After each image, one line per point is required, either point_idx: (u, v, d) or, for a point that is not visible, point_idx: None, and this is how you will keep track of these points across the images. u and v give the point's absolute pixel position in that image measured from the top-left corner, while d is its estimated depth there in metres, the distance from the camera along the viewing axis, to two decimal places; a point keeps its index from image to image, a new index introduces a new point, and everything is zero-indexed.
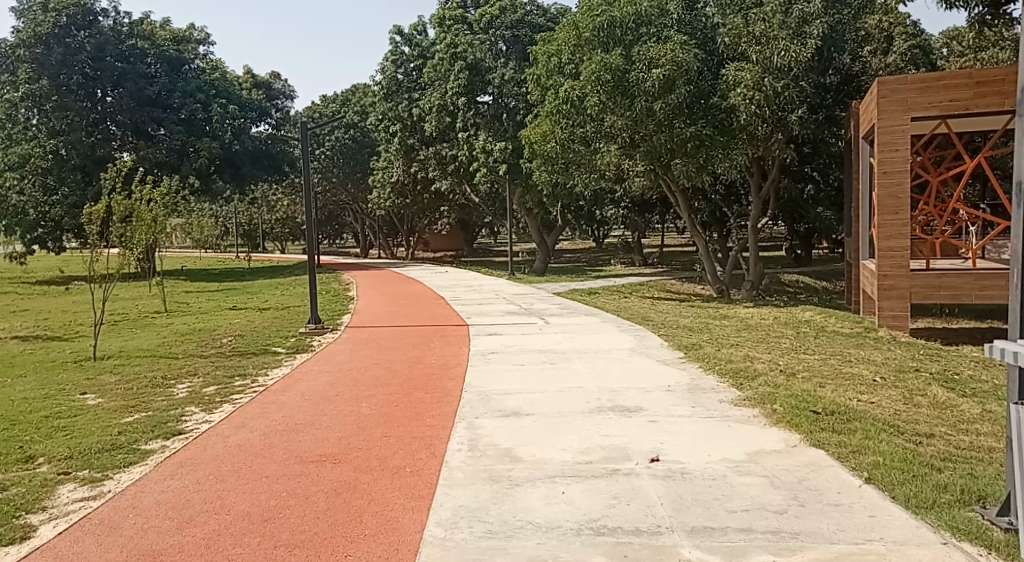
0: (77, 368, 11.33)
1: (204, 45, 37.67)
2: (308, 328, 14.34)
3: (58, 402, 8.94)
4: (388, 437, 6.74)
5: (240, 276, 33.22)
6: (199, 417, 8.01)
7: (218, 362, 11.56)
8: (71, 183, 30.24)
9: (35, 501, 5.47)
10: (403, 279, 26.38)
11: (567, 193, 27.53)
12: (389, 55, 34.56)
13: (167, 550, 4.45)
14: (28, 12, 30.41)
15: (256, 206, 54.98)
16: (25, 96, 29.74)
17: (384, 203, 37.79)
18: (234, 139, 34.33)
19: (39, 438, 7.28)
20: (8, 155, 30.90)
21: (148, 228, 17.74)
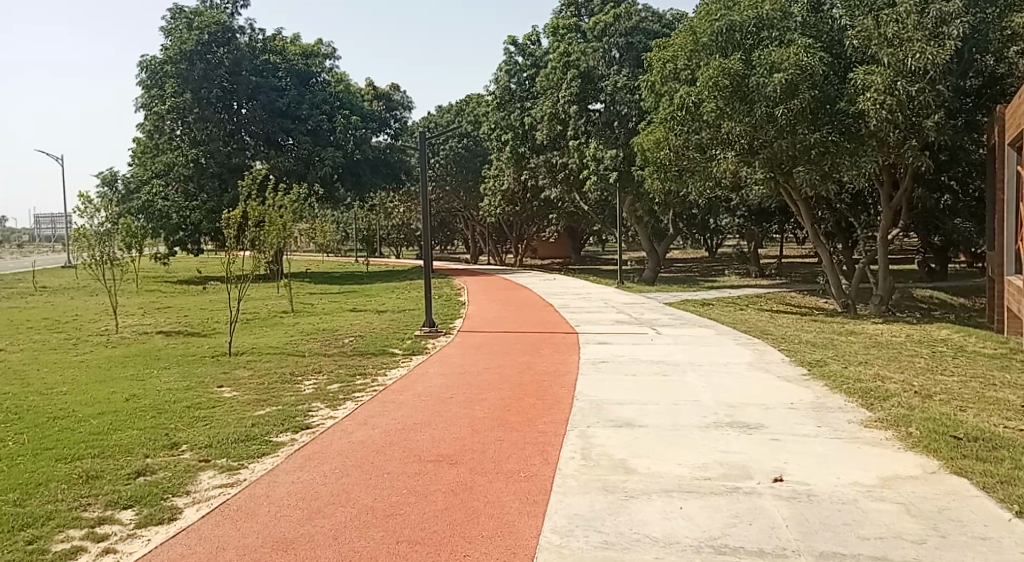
0: (214, 362, 12.13)
1: (331, 59, 39.37)
2: (423, 331, 14.73)
3: (199, 394, 9.58)
4: (501, 441, 6.83)
5: (359, 279, 34.57)
6: (324, 412, 8.40)
7: (341, 361, 12.08)
8: (210, 190, 32.56)
9: (179, 485, 5.91)
10: (512, 286, 26.66)
11: (680, 201, 27.04)
12: (503, 64, 35.01)
13: (298, 539, 4.69)
14: (176, 31, 32.76)
15: (373, 213, 57.02)
16: (172, 109, 32.30)
17: (494, 211, 38.33)
18: (355, 150, 35.98)
19: (182, 427, 7.83)
20: (156, 163, 33.33)
21: (278, 232, 18.75)
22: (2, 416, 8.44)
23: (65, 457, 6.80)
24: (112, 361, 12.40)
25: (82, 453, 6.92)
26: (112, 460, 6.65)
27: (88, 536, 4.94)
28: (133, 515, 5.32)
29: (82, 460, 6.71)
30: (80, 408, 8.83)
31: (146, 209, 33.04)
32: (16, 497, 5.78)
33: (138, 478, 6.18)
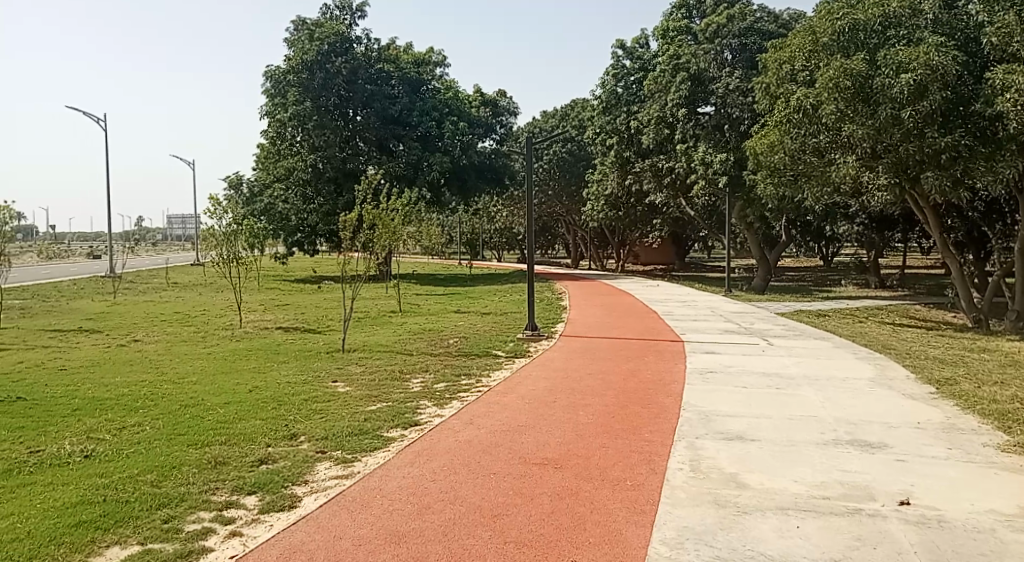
0: (329, 358, 12.66)
1: (441, 67, 40.23)
2: (525, 334, 14.82)
3: (315, 387, 10.04)
4: (606, 448, 6.76)
5: (463, 282, 35.24)
6: (432, 410, 8.60)
7: (446, 360, 12.34)
8: (325, 194, 34.22)
9: (299, 475, 6.26)
10: (615, 292, 26.44)
11: (794, 207, 26.01)
12: (610, 68, 34.76)
13: (410, 532, 4.84)
14: (298, 42, 34.31)
15: (477, 217, 57.82)
16: (293, 116, 33.15)
17: (596, 215, 38.14)
18: (462, 154, 36.58)
19: (300, 418, 8.22)
20: (278, 168, 35.20)
21: (390, 234, 19.36)
22: (140, 402, 9.11)
23: (196, 442, 7.27)
24: (236, 355, 13.14)
25: (210, 439, 7.38)
26: (237, 447, 7.07)
27: (216, 518, 5.36)
28: (257, 501, 5.72)
29: (211, 446, 7.16)
30: (208, 396, 9.41)
31: (267, 211, 35.29)
32: (154, 477, 6.25)
33: (261, 466, 6.57)
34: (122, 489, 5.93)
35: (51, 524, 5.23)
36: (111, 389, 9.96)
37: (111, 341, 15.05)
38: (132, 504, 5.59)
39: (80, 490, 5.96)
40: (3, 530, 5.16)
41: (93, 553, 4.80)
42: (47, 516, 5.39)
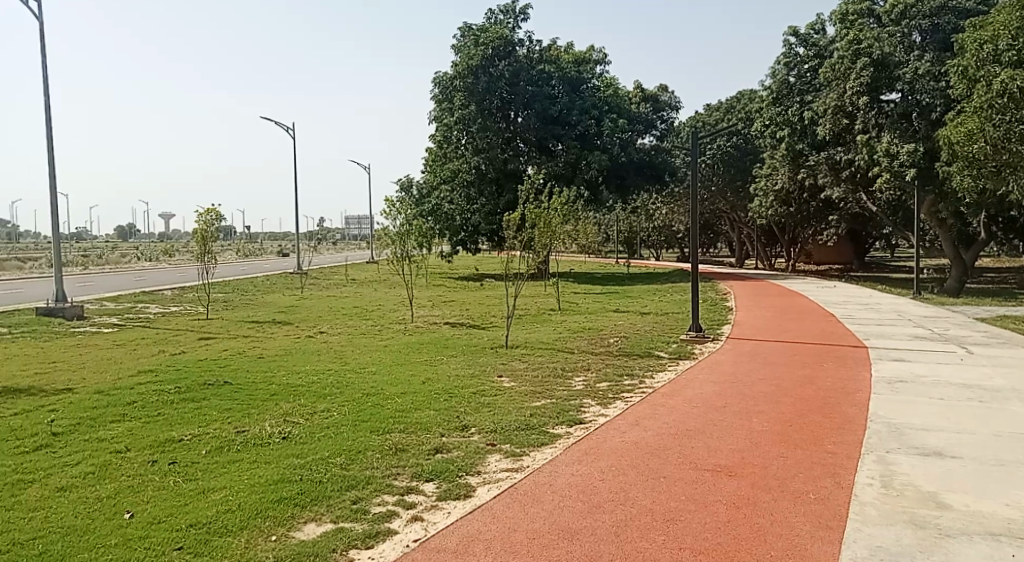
0: (494, 353, 12.99)
1: (602, 65, 40.00)
2: (689, 336, 14.42)
3: (482, 381, 10.34)
4: (783, 458, 6.42)
5: (622, 280, 34.94)
6: (597, 409, 8.57)
7: (609, 360, 12.27)
8: (487, 194, 35.14)
9: (472, 466, 6.52)
10: (785, 293, 25.14)
11: (995, 200, 23.54)
12: (781, 57, 33.15)
13: (582, 530, 4.87)
14: (464, 48, 35.50)
15: (636, 215, 57.08)
16: (459, 120, 34.88)
17: (764, 212, 36.48)
18: (621, 152, 36.19)
19: (470, 410, 8.50)
20: (443, 170, 36.49)
21: (550, 232, 19.52)
22: (326, 389, 9.79)
23: (377, 429, 7.71)
24: (408, 347, 13.82)
25: (389, 426, 7.80)
26: (414, 435, 7.43)
27: (399, 502, 5.73)
28: (435, 488, 6.05)
29: (391, 433, 7.57)
30: (385, 386, 9.94)
31: (434, 212, 36.63)
32: (342, 460, 6.70)
33: (437, 454, 6.87)
34: (315, 470, 6.43)
35: (256, 499, 5.78)
36: (301, 377, 10.79)
37: (300, 332, 16.33)
38: (324, 484, 6.06)
39: (280, 468, 6.52)
40: (218, 500, 5.77)
41: (294, 528, 5.30)
42: (253, 491, 5.95)
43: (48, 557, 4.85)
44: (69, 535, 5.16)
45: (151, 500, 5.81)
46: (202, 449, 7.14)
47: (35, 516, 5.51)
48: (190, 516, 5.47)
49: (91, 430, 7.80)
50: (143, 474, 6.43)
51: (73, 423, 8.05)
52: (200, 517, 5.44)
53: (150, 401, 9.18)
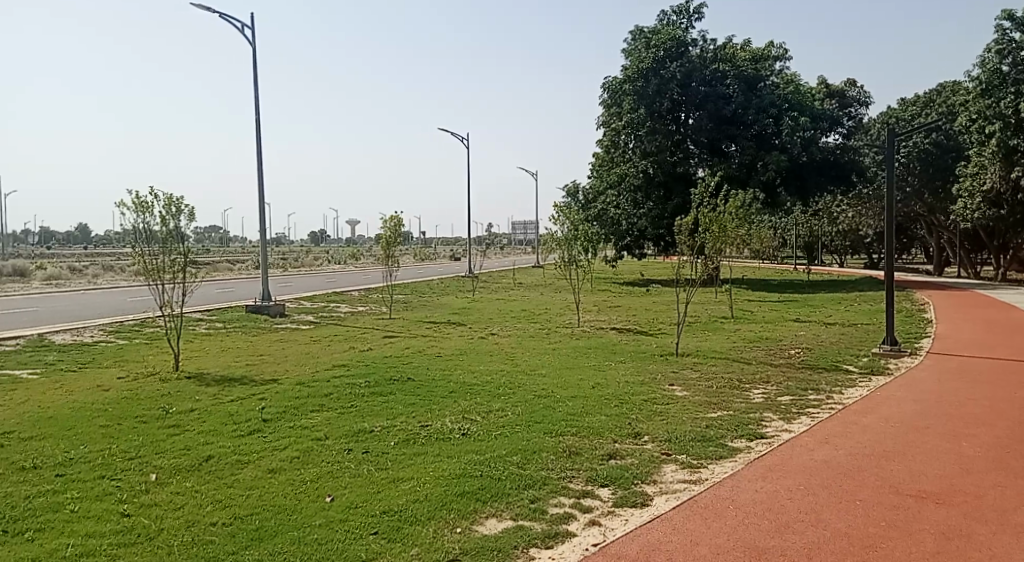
0: (665, 361, 12.74)
1: (782, 60, 38.05)
2: (881, 349, 13.39)
3: (654, 389, 10.15)
4: (1000, 488, 5.79)
5: (801, 288, 33.04)
6: (778, 424, 8.15)
7: (790, 372, 11.64)
8: (655, 198, 34.53)
9: (648, 474, 6.44)
10: (993, 305, 22.64)
11: None
12: (992, 45, 29.93)
13: (770, 550, 4.69)
14: (635, 51, 35.24)
15: (818, 219, 53.69)
16: (628, 124, 34.57)
17: (968, 214, 33.09)
18: (802, 152, 34.17)
19: (643, 418, 8.38)
20: (611, 174, 36.31)
21: (725, 238, 18.86)
22: (500, 389, 10.05)
23: (550, 431, 7.80)
24: (578, 351, 13.91)
25: (563, 429, 7.87)
26: (588, 440, 7.45)
27: (575, 505, 5.77)
28: (611, 494, 6.03)
29: (565, 436, 7.64)
30: (557, 390, 10.04)
31: (600, 216, 36.63)
32: (519, 459, 6.85)
33: (610, 460, 6.84)
34: (494, 467, 6.62)
35: (440, 491, 6.04)
36: (477, 376, 11.16)
37: (474, 333, 16.92)
38: (504, 482, 6.23)
39: (461, 463, 6.78)
40: (406, 490, 6.09)
41: (476, 523, 5.49)
42: (437, 483, 6.23)
43: (264, 531, 5.35)
44: (279, 513, 5.66)
45: (348, 486, 6.25)
46: (391, 440, 7.59)
47: (251, 493, 6.10)
48: (382, 503, 5.82)
49: (293, 418, 8.51)
50: (340, 461, 6.93)
51: (278, 411, 8.83)
52: (391, 505, 5.77)
53: (343, 393, 9.89)
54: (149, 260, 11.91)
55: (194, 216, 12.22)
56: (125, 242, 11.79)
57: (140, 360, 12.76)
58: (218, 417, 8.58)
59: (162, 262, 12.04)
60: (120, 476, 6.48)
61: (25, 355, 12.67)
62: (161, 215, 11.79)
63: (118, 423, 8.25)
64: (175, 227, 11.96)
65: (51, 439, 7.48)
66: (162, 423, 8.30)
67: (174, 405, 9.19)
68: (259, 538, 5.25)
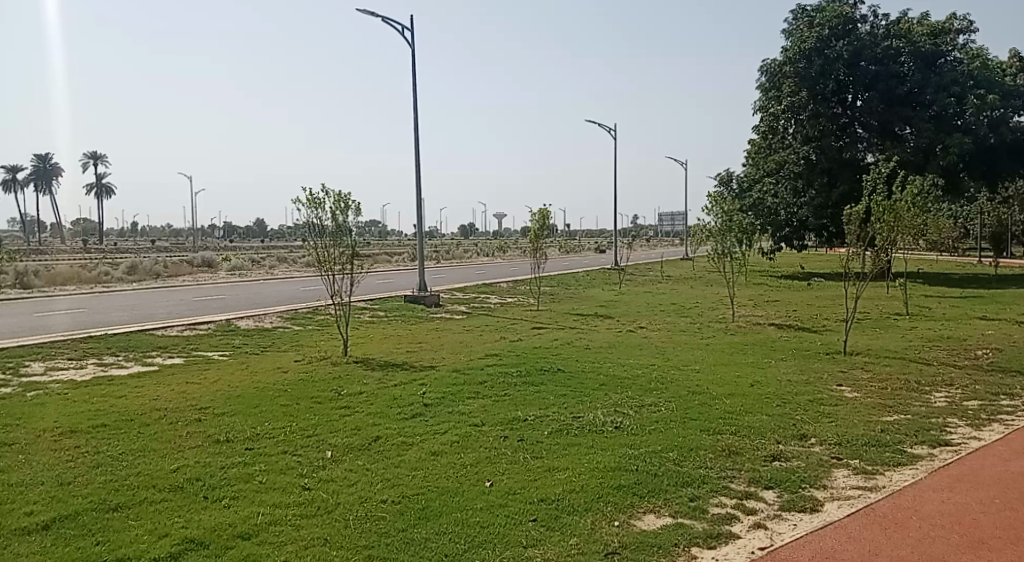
0: (831, 360, 12.02)
1: (965, 34, 34.63)
2: None
3: (820, 389, 9.61)
4: None
5: (987, 283, 30.01)
6: (966, 431, 7.46)
7: (977, 376, 10.61)
8: (818, 186, 32.57)
9: (816, 478, 6.11)
10: None
11: None
12: None
13: None
14: (797, 31, 33.49)
15: (1005, 206, 48.37)
16: (788, 108, 32.92)
17: None
18: (990, 133, 30.96)
19: (808, 419, 7.96)
20: (769, 162, 34.68)
21: (899, 227, 17.49)
22: (654, 384, 9.88)
23: (708, 429, 7.58)
24: (733, 348, 13.39)
25: (721, 428, 7.62)
26: (749, 440, 7.17)
27: (738, 506, 5.58)
28: (776, 497, 5.77)
29: (723, 434, 7.39)
30: (713, 386, 9.74)
31: (757, 205, 35.11)
32: (676, 456, 6.71)
33: (774, 462, 6.55)
34: (651, 462, 6.52)
35: (597, 484, 6.03)
36: (629, 370, 11.02)
37: (623, 326, 16.74)
38: (662, 478, 6.12)
39: (616, 456, 6.73)
40: (563, 481, 6.12)
41: (634, 518, 5.43)
42: (594, 476, 6.21)
43: (429, 512, 5.56)
44: (442, 495, 5.87)
45: (506, 472, 6.38)
46: (545, 430, 7.66)
47: (416, 475, 6.36)
48: (541, 492, 5.89)
49: (452, 404, 8.80)
50: (497, 448, 7.07)
51: (438, 397, 9.17)
52: (549, 494, 5.83)
53: (498, 382, 10.11)
54: (322, 252, 12.74)
55: (361, 211, 12.90)
56: (300, 235, 12.66)
57: (313, 345, 13.69)
58: (384, 400, 9.03)
59: (333, 254, 12.83)
60: (300, 452, 6.97)
61: (215, 338, 13.92)
62: (331, 211, 12.55)
63: (296, 403, 8.88)
64: (344, 222, 12.68)
65: (240, 416, 8.17)
66: (333, 404, 8.84)
67: (344, 388, 9.77)
68: (424, 518, 5.46)
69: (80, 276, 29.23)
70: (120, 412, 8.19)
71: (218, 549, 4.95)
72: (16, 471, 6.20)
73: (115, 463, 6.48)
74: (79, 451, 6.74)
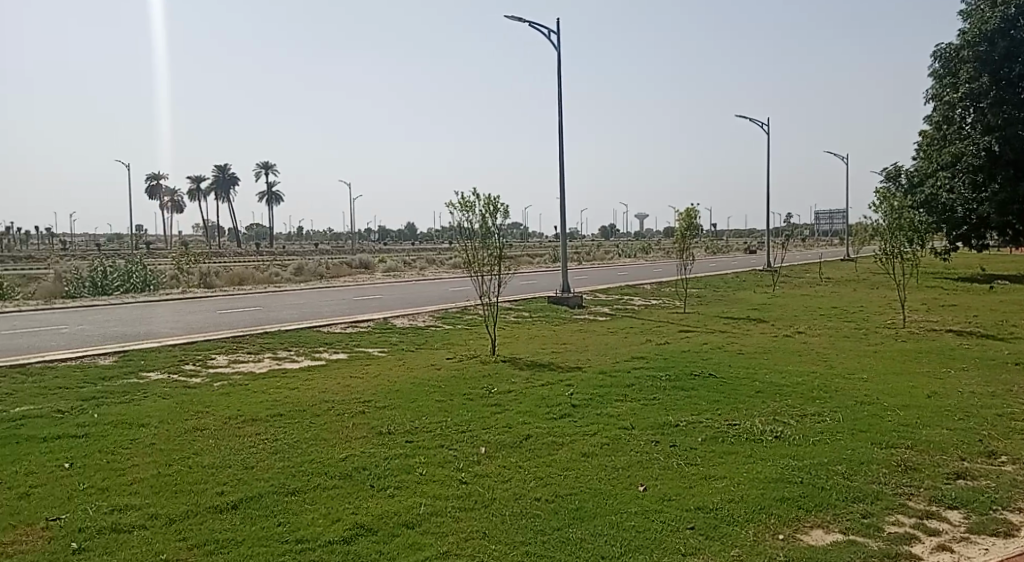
0: (1021, 371, 10.88)
1: None
2: None
3: (1009, 403, 8.74)
4: None
5: None
6: None
7: None
8: (1002, 179, 29.52)
9: (1010, 501, 5.58)
10: None
11: None
12: None
13: None
14: (977, 12, 30.79)
15: None
16: (966, 95, 30.27)
17: None
18: None
19: (997, 435, 7.26)
20: (943, 154, 31.88)
21: None
22: (815, 392, 9.37)
23: (879, 441, 7.09)
24: (901, 355, 12.43)
25: (895, 441, 7.11)
26: (927, 455, 6.64)
27: (918, 526, 5.18)
28: (962, 518, 5.32)
29: (897, 448, 6.88)
30: (883, 396, 9.10)
31: (929, 202, 32.30)
32: (844, 469, 6.32)
33: (958, 481, 6.03)
34: (816, 475, 6.18)
35: (758, 494, 5.79)
36: (787, 377, 10.51)
37: (778, 330, 16.00)
38: (829, 492, 5.79)
39: (777, 467, 6.44)
40: (721, 489, 5.93)
41: (800, 531, 5.17)
42: (755, 485, 5.98)
43: (584, 513, 5.55)
44: (597, 497, 5.85)
45: (661, 478, 6.26)
46: (699, 436, 7.45)
47: (568, 475, 6.37)
48: (698, 499, 5.74)
49: (600, 406, 8.75)
50: (650, 452, 6.96)
51: (586, 398, 9.15)
52: (707, 502, 5.66)
53: (647, 385, 9.97)
54: (472, 254, 13.09)
55: (509, 214, 13.13)
56: (451, 238, 13.07)
57: (463, 344, 14.08)
58: (533, 399, 9.14)
59: (483, 256, 13.13)
60: (456, 447, 7.18)
61: (373, 336, 14.66)
62: (481, 214, 12.86)
63: (450, 399, 9.17)
64: (492, 224, 12.94)
65: (398, 410, 8.53)
66: (485, 401, 9.06)
67: (495, 386, 9.98)
68: (579, 518, 5.47)
69: (253, 276, 31.68)
70: (292, 403, 8.79)
71: (386, 536, 5.18)
72: (207, 453, 6.79)
73: (290, 450, 6.95)
74: (258, 439, 7.30)
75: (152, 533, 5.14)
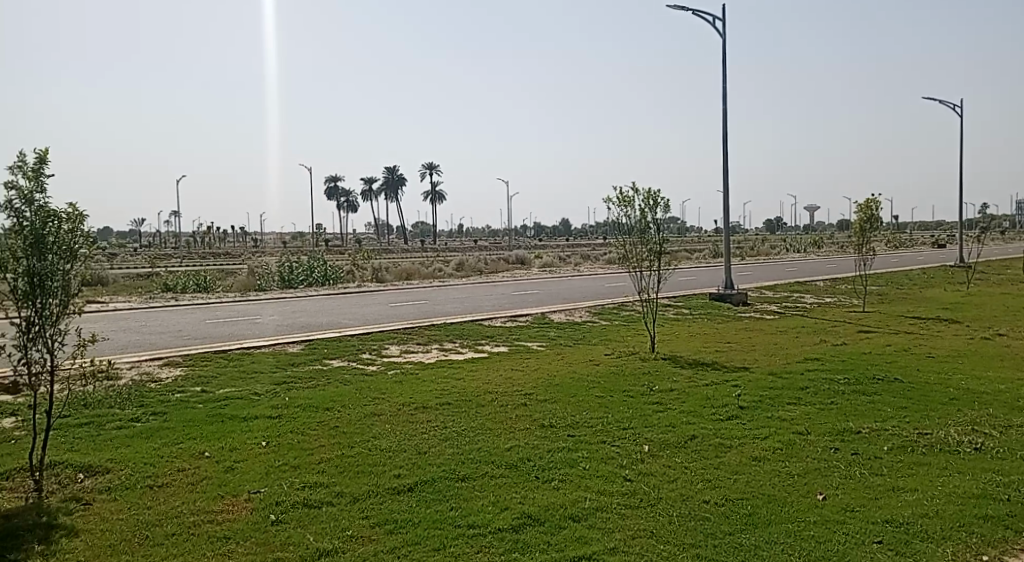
0: None
1: None
2: None
3: None
4: None
5: None
6: None
7: None
8: None
9: None
10: None
11: None
12: None
13: None
14: None
15: None
16: None
17: None
18: None
19: None
20: None
21: None
22: (1020, 402, 8.41)
23: None
24: None
25: None
26: None
27: None
28: None
29: None
30: None
31: None
32: None
33: None
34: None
35: (957, 510, 5.30)
36: (985, 384, 9.50)
37: (972, 332, 14.53)
38: None
39: (978, 482, 5.85)
40: (912, 502, 5.49)
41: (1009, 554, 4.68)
42: (953, 501, 5.47)
43: (758, 519, 5.32)
44: (771, 503, 5.59)
45: (841, 487, 5.88)
46: (884, 445, 6.92)
47: (739, 479, 6.13)
48: (886, 511, 5.34)
49: (770, 409, 8.35)
50: (828, 459, 6.56)
51: (755, 400, 8.77)
52: (896, 515, 5.25)
53: (822, 388, 9.39)
54: (632, 249, 12.92)
55: (670, 207, 12.83)
56: (609, 234, 12.97)
57: (624, 340, 13.93)
58: (697, 399, 8.89)
59: (643, 252, 12.92)
60: (619, 443, 7.12)
61: (535, 330, 14.85)
62: (642, 208, 12.65)
63: (612, 395, 9.11)
64: (652, 219, 12.70)
65: (561, 404, 8.59)
66: (647, 399, 8.91)
67: (656, 384, 9.79)
68: (752, 524, 5.25)
69: (420, 272, 33.14)
70: (459, 393, 9.10)
71: (553, 528, 5.24)
72: (384, 438, 7.18)
73: (459, 438, 7.20)
74: (431, 426, 7.62)
75: (339, 510, 5.51)
